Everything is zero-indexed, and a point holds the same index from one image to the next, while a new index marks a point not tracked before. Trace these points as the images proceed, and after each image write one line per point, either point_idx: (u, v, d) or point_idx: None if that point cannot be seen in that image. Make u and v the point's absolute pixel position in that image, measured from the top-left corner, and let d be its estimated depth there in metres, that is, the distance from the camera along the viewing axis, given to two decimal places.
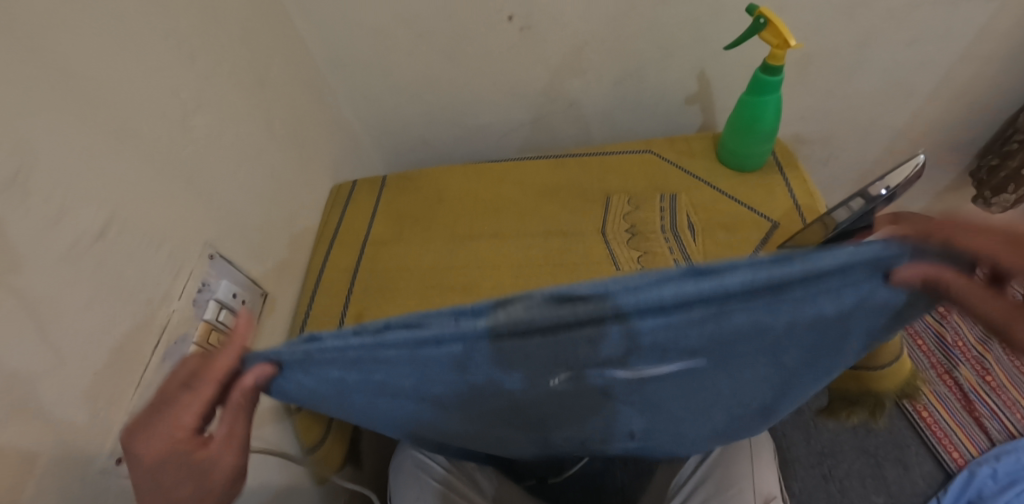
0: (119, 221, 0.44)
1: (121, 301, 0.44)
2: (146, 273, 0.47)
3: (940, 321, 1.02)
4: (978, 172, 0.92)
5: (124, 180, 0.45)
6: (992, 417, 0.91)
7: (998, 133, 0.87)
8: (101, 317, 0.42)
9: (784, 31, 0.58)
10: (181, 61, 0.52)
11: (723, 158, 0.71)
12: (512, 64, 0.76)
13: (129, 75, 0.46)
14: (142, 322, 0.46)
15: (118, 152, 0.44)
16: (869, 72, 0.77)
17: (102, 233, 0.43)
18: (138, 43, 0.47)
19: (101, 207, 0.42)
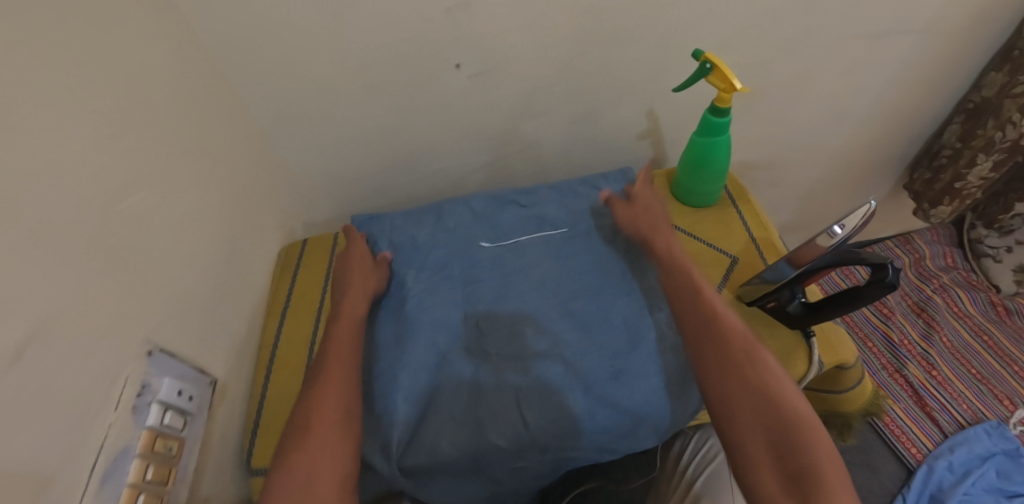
0: (42, 331, 0.38)
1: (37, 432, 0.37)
2: (75, 390, 0.40)
3: (885, 322, 1.08)
4: (911, 184, 1.01)
5: (35, 292, 0.38)
6: (943, 411, 0.97)
7: (924, 147, 0.96)
8: (24, 447, 0.35)
9: (730, 77, 0.60)
10: (103, 138, 0.45)
11: (678, 195, 0.72)
12: (467, 111, 0.73)
13: (52, 158, 0.40)
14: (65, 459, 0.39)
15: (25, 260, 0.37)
16: (808, 101, 0.80)
17: (17, 356, 0.36)
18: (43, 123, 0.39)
19: (18, 319, 0.36)
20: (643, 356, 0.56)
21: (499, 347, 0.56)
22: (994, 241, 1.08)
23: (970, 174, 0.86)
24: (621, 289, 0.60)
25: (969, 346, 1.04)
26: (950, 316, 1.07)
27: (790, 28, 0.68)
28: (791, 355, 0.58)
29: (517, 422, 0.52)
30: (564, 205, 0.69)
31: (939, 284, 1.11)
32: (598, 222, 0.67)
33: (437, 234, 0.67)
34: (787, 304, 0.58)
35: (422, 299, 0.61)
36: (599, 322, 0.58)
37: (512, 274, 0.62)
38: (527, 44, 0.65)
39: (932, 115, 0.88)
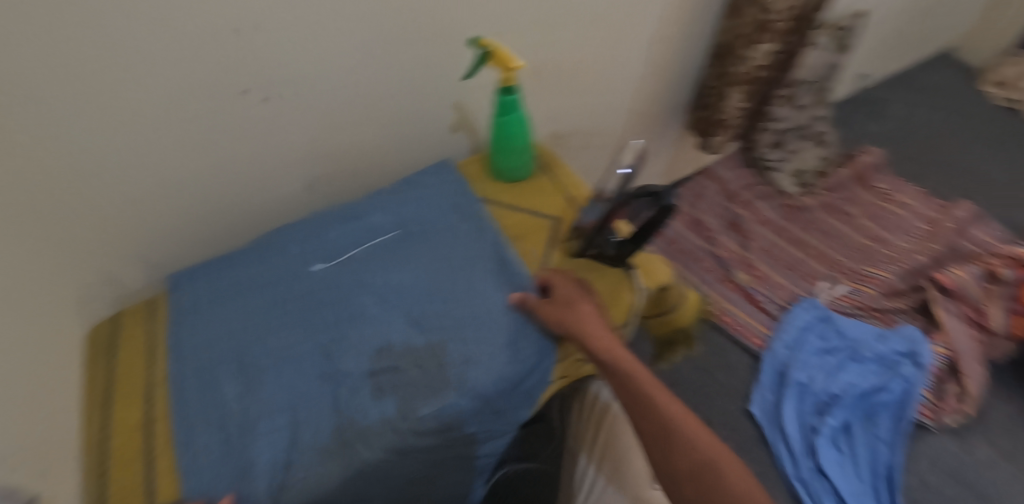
0: None
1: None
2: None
3: (710, 242, 1.25)
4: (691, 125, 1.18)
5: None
6: (768, 300, 1.17)
7: (694, 92, 1.14)
8: None
9: (510, 60, 0.66)
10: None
11: (497, 173, 0.79)
12: (269, 138, 0.70)
13: None
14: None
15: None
16: (593, 70, 0.91)
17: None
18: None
19: None
20: (491, 332, 0.60)
21: (353, 367, 0.58)
22: (773, 155, 1.30)
23: (727, 105, 1.05)
24: (450, 269, 0.66)
25: (775, 243, 1.25)
26: (755, 223, 1.28)
27: (557, 11, 0.77)
28: (620, 288, 0.67)
29: (388, 430, 0.53)
30: (391, 213, 0.73)
31: (743, 200, 1.31)
32: (426, 221, 0.72)
33: (269, 273, 0.67)
34: (605, 248, 0.67)
35: (268, 345, 0.60)
36: (439, 304, 0.63)
37: (353, 298, 0.64)
38: (312, 61, 0.65)
39: (694, 65, 1.06)
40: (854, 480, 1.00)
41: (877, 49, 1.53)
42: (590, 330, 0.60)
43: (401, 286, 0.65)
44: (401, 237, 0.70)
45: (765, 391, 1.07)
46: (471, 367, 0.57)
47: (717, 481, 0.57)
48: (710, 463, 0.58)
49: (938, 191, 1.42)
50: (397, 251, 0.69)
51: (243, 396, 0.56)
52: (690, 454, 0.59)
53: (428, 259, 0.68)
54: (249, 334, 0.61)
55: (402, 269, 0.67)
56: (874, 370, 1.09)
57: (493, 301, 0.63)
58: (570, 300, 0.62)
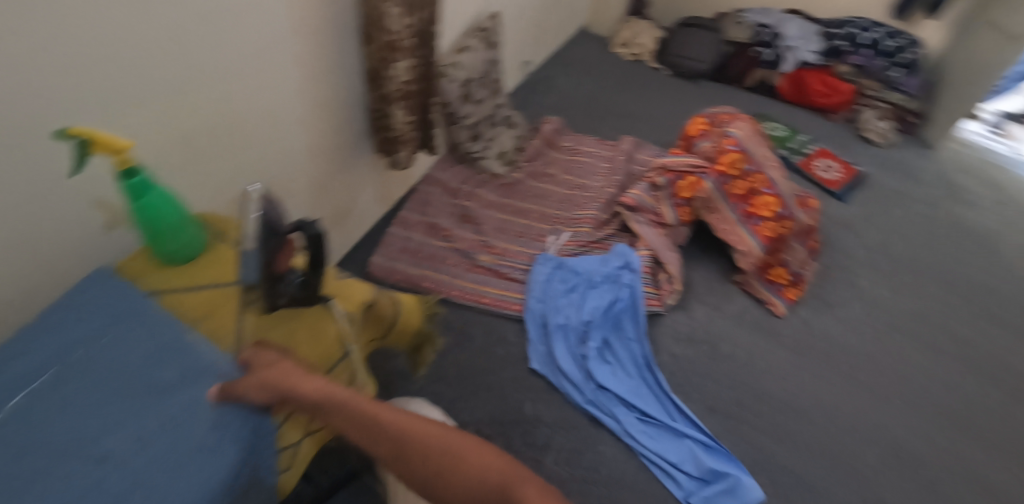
0: None
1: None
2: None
3: (449, 240, 1.35)
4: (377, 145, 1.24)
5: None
6: (513, 268, 1.33)
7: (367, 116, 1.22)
8: None
9: (113, 141, 0.61)
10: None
11: (167, 259, 0.72)
12: None
13: None
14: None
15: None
16: (245, 124, 0.90)
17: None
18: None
19: None
20: (191, 438, 0.54)
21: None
22: (476, 147, 1.49)
23: (396, 121, 1.14)
24: (126, 381, 0.57)
25: (505, 221, 1.42)
26: (481, 208, 1.43)
27: (170, 76, 0.72)
28: (324, 320, 0.72)
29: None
30: (44, 352, 0.60)
31: (465, 193, 1.45)
32: (93, 343, 0.61)
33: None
34: (294, 291, 0.69)
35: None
36: (113, 424, 0.53)
37: None
38: None
39: (354, 91, 1.14)
40: (626, 378, 1.24)
41: (527, 39, 1.86)
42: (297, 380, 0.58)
43: (54, 424, 0.53)
44: (60, 372, 0.58)
45: (536, 346, 1.23)
46: (168, 486, 0.50)
47: (458, 467, 0.60)
48: (453, 454, 0.61)
49: (606, 135, 1.81)
50: (55, 391, 0.56)
51: None
52: (430, 453, 0.61)
53: (90, 380, 0.57)
54: None
55: (53, 405, 0.55)
56: (606, 288, 1.33)
57: (187, 394, 0.57)
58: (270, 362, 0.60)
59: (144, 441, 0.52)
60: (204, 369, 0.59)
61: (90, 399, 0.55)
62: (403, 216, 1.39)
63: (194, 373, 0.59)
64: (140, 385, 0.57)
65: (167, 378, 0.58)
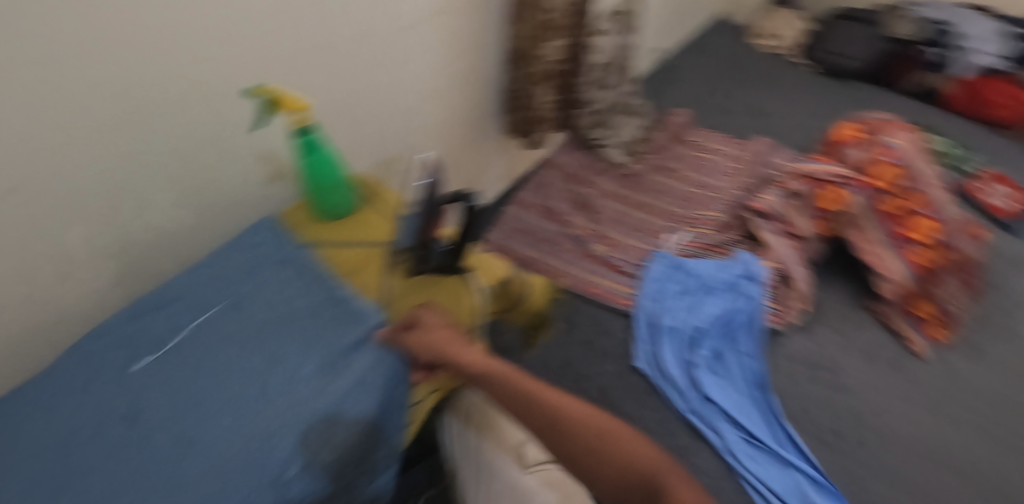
0: None
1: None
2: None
3: (565, 226, 1.35)
4: (510, 128, 1.27)
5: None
6: (627, 262, 1.30)
7: (502, 97, 1.24)
8: None
9: (296, 98, 0.68)
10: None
11: (324, 212, 0.78)
12: (37, 247, 0.61)
13: None
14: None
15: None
16: (394, 95, 0.95)
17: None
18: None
19: None
20: (343, 378, 0.59)
21: (189, 452, 0.52)
22: (599, 134, 1.45)
23: (537, 102, 1.15)
24: (301, 320, 0.65)
25: (622, 212, 1.38)
26: (601, 197, 1.41)
27: (328, 39, 0.78)
28: (461, 292, 0.71)
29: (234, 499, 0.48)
30: (221, 287, 0.70)
31: (585, 180, 1.45)
32: (259, 280, 0.70)
33: (90, 386, 0.60)
34: (439, 258, 0.70)
35: (86, 460, 0.53)
36: (290, 359, 0.61)
37: (195, 381, 0.59)
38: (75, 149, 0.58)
39: (492, 70, 1.17)
40: (737, 395, 1.15)
41: (653, 27, 1.79)
42: (455, 347, 0.61)
43: (249, 354, 0.62)
44: (233, 305, 0.68)
45: (643, 345, 1.18)
46: (318, 410, 0.56)
47: (606, 447, 0.59)
48: (600, 433, 0.60)
49: (736, 133, 1.68)
50: (232, 320, 0.65)
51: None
52: (577, 431, 0.60)
53: (273, 319, 0.65)
54: (70, 449, 0.54)
55: (246, 337, 0.63)
56: (722, 296, 1.25)
57: (349, 337, 0.62)
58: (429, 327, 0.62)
59: (317, 377, 0.59)
60: (362, 317, 0.64)
61: (273, 336, 0.64)
62: (523, 196, 1.41)
63: (355, 319, 0.64)
64: (311, 325, 0.64)
65: (331, 324, 0.64)
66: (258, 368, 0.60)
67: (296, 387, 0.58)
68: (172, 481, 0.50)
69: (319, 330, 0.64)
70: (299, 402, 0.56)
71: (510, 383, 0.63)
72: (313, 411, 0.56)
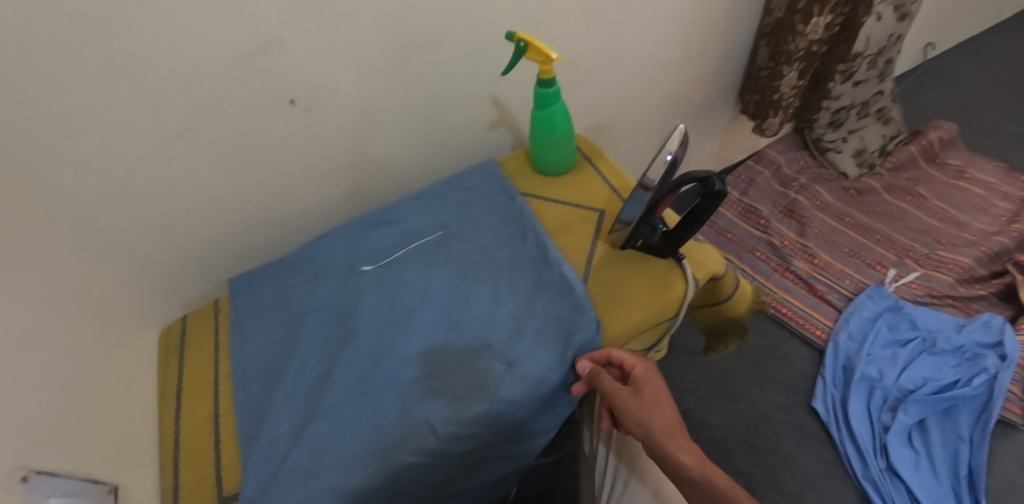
0: None
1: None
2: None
3: (765, 231, 1.19)
4: (747, 109, 1.15)
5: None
6: (832, 290, 1.10)
7: (746, 74, 1.12)
8: None
9: (545, 49, 0.64)
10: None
11: (537, 168, 0.75)
12: (304, 145, 0.71)
13: None
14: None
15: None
16: (627, 57, 0.88)
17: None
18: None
19: None
20: (537, 342, 0.53)
21: (393, 375, 0.54)
22: (832, 137, 1.23)
23: (782, 85, 1.01)
24: (503, 266, 0.61)
25: (838, 231, 1.18)
26: (814, 209, 1.22)
27: None
28: (669, 280, 0.63)
29: (426, 433, 0.49)
30: (433, 213, 0.68)
31: (799, 186, 1.26)
32: (468, 217, 0.67)
33: (316, 280, 0.65)
34: (651, 238, 0.64)
35: (312, 351, 0.59)
36: (487, 303, 0.58)
37: (399, 301, 0.60)
38: (350, 70, 0.66)
39: (737, 42, 1.03)
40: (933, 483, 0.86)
41: (933, 22, 1.44)
42: (677, 437, 0.51)
43: (448, 286, 0.60)
44: (443, 237, 0.65)
45: (829, 386, 0.97)
46: (509, 373, 0.51)
47: None
48: None
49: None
50: (440, 251, 0.64)
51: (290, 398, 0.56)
52: None
53: (475, 256, 0.62)
54: (297, 334, 0.61)
55: (448, 268, 0.62)
56: (950, 363, 0.96)
57: (551, 302, 0.56)
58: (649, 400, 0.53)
59: (510, 333, 0.55)
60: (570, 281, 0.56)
61: (473, 274, 0.61)
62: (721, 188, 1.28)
63: (560, 281, 0.57)
64: (513, 274, 0.60)
65: (533, 279, 0.58)
66: (457, 303, 0.59)
67: (488, 338, 0.55)
68: (373, 402, 0.52)
69: (518, 283, 0.59)
70: (488, 357, 0.53)
71: (681, 456, 0.49)
72: (499, 369, 0.52)
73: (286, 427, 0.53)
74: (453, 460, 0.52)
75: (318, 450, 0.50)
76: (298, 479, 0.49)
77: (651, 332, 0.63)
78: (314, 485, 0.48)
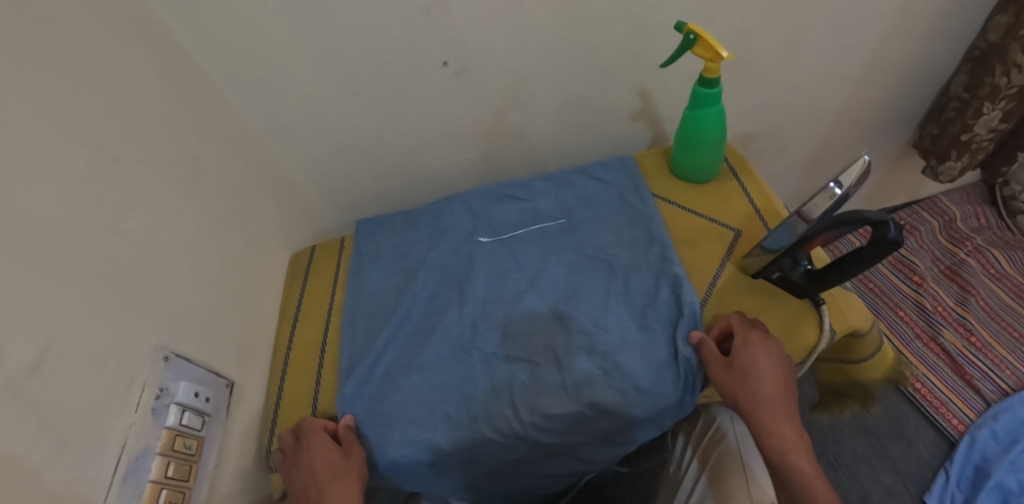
0: (58, 344, 0.40)
1: (16, 432, 0.35)
2: (94, 393, 0.43)
3: (916, 290, 1.03)
4: (921, 142, 0.98)
5: (43, 301, 0.40)
6: (984, 378, 0.92)
7: (934, 104, 0.95)
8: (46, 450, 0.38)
9: (715, 45, 0.58)
10: (105, 165, 0.48)
11: (675, 170, 0.70)
12: (448, 108, 0.72)
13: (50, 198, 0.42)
14: (64, 447, 0.39)
15: (43, 263, 0.40)
16: (800, 64, 0.78)
17: (35, 369, 0.38)
18: (40, 122, 0.42)
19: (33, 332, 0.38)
20: (643, 354, 0.50)
21: (488, 349, 0.54)
22: None
23: (977, 125, 0.84)
24: (621, 269, 0.58)
25: (1011, 310, 0.98)
26: (987, 279, 1.02)
27: None
28: (800, 325, 0.56)
29: (510, 415, 0.49)
30: (560, 199, 0.66)
31: (972, 246, 1.06)
32: (595, 211, 0.64)
33: (435, 240, 0.66)
34: (790, 273, 0.56)
35: (417, 305, 0.60)
36: (597, 302, 0.55)
37: (507, 278, 0.59)
38: (507, 40, 0.66)
39: (938, 67, 0.87)
40: None
41: None
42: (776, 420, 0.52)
43: (559, 275, 0.58)
44: (566, 225, 0.63)
45: (952, 484, 0.83)
46: (605, 381, 0.49)
47: None
48: None
49: None
50: (559, 239, 0.62)
51: (385, 344, 0.57)
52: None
53: (591, 251, 0.60)
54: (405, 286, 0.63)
55: (562, 257, 0.60)
56: None
57: (673, 316, 0.52)
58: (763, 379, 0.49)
59: (620, 339, 0.52)
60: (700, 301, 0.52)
61: (587, 269, 0.58)
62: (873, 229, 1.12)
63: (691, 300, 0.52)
64: (630, 279, 0.56)
65: (654, 289, 0.55)
66: (564, 293, 0.57)
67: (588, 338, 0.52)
68: (465, 370, 0.53)
69: (634, 289, 0.55)
70: (588, 357, 0.51)
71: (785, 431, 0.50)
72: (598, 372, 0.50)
73: (379, 371, 0.56)
74: (531, 450, 0.51)
75: (405, 399, 0.52)
76: (386, 423, 0.51)
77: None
78: (397, 433, 0.50)
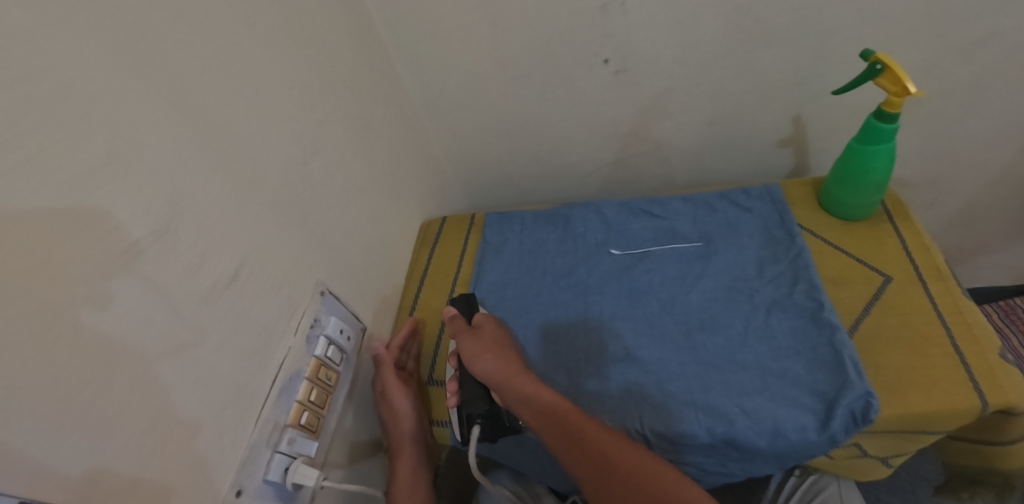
0: (248, 261, 0.45)
1: (209, 324, 0.40)
2: (268, 311, 0.47)
3: None
4: None
5: (243, 221, 0.44)
6: None
7: None
8: (227, 352, 0.42)
9: (904, 78, 0.55)
10: (295, 110, 0.52)
11: (826, 206, 0.68)
12: (598, 104, 0.74)
13: (258, 129, 0.46)
14: (237, 347, 0.43)
15: (246, 188, 0.45)
16: (979, 113, 0.72)
17: (231, 278, 0.43)
18: (253, 63, 0.46)
19: (234, 247, 0.43)
20: (773, 397, 0.52)
21: (624, 364, 0.57)
22: None
23: None
24: (759, 305, 0.59)
25: None
26: None
27: (968, 29, 0.62)
28: (947, 389, 0.51)
29: (634, 425, 0.53)
30: (699, 222, 0.69)
31: None
32: (735, 238, 0.66)
33: (566, 243, 0.71)
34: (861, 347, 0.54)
35: (547, 301, 0.65)
36: (727, 334, 0.58)
37: (639, 292, 0.63)
38: (674, 45, 0.66)
39: None
40: None
41: None
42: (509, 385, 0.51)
43: (696, 300, 0.61)
44: (703, 250, 0.66)
45: None
46: (743, 421, 0.51)
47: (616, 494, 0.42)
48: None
49: None
50: (697, 263, 0.65)
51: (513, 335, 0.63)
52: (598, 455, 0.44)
53: (727, 283, 0.62)
54: (536, 282, 0.68)
55: (697, 283, 0.63)
56: None
57: (812, 363, 0.54)
58: (505, 378, 0.51)
59: (753, 375, 0.54)
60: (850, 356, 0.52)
61: (722, 300, 0.61)
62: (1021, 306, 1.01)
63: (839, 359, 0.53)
64: (768, 317, 0.58)
65: (794, 332, 0.56)
66: (698, 321, 0.59)
67: (719, 369, 0.55)
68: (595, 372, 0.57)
69: (771, 329, 0.57)
70: (719, 388, 0.53)
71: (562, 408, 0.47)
72: (732, 408, 0.52)
73: None
74: None
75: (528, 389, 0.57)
76: None
77: (903, 433, 0.54)
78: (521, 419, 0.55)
